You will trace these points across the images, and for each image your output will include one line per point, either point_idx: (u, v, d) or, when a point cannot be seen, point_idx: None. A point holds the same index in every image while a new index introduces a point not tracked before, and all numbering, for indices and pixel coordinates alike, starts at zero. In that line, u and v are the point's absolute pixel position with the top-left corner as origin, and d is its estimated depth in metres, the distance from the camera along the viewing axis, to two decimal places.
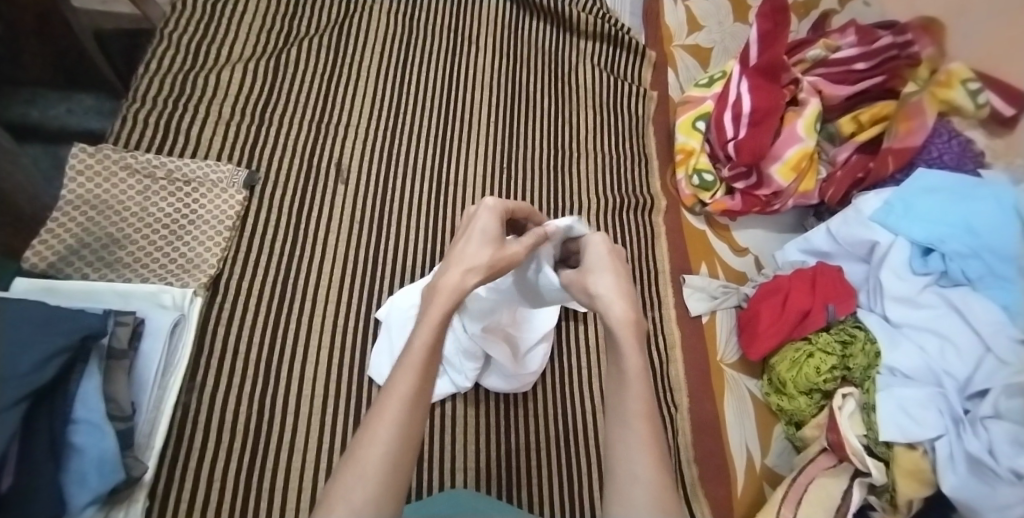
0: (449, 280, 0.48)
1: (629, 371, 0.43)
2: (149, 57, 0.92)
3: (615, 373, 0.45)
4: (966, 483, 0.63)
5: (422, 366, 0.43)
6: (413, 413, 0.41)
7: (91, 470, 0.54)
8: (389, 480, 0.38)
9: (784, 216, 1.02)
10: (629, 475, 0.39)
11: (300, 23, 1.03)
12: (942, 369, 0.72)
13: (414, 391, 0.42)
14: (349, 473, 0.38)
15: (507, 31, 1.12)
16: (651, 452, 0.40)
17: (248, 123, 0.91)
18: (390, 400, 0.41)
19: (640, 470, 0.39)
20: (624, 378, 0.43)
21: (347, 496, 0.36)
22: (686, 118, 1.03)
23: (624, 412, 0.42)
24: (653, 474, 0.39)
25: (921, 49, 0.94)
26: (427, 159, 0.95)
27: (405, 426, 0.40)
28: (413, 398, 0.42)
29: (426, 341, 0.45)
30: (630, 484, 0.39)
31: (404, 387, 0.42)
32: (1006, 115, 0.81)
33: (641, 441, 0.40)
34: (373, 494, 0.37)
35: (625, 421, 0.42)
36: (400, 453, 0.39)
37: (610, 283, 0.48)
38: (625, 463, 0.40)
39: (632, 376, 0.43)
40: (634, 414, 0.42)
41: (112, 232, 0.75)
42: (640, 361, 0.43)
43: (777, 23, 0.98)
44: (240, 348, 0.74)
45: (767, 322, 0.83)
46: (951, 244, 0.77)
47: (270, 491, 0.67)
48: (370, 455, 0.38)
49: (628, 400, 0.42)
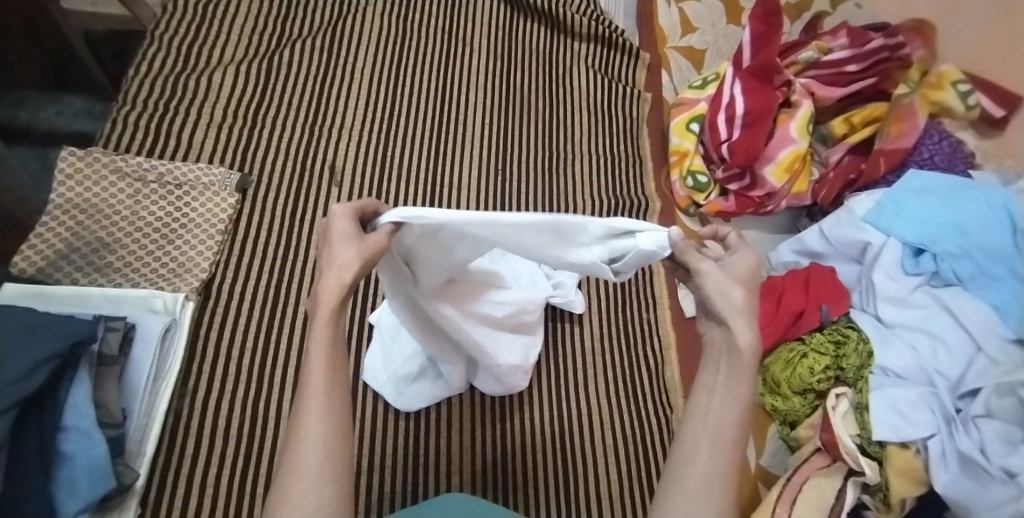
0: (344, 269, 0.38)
1: (740, 397, 0.40)
2: (140, 59, 0.91)
3: (717, 388, 0.41)
4: (958, 481, 0.63)
5: (330, 354, 0.37)
6: (332, 397, 0.37)
7: (82, 479, 0.53)
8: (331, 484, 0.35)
9: (777, 217, 1.02)
10: (705, 498, 0.38)
11: (292, 24, 1.02)
12: (934, 368, 0.72)
13: (329, 374, 0.37)
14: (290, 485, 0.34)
15: (501, 32, 1.12)
16: (728, 488, 0.38)
17: (240, 125, 0.90)
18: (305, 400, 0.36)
19: (719, 497, 0.38)
20: (726, 402, 0.40)
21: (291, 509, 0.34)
22: (680, 120, 1.03)
23: (719, 435, 0.39)
24: (729, 505, 0.38)
25: (912, 51, 0.97)
26: (421, 161, 0.94)
27: (330, 422, 0.36)
28: (328, 384, 0.37)
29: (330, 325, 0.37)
30: (703, 506, 0.37)
31: (316, 385, 0.36)
32: (997, 116, 0.84)
33: (725, 471, 0.38)
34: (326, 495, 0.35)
35: (712, 442, 0.39)
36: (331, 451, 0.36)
37: (749, 304, 0.41)
38: (701, 482, 0.38)
39: (734, 401, 0.40)
40: (724, 442, 0.39)
41: (101, 236, 0.74)
42: (750, 391, 0.40)
43: (770, 25, 0.99)
44: (233, 353, 0.74)
45: (762, 323, 0.83)
46: (943, 245, 0.77)
47: (264, 497, 0.66)
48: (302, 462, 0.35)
49: (725, 424, 0.40)
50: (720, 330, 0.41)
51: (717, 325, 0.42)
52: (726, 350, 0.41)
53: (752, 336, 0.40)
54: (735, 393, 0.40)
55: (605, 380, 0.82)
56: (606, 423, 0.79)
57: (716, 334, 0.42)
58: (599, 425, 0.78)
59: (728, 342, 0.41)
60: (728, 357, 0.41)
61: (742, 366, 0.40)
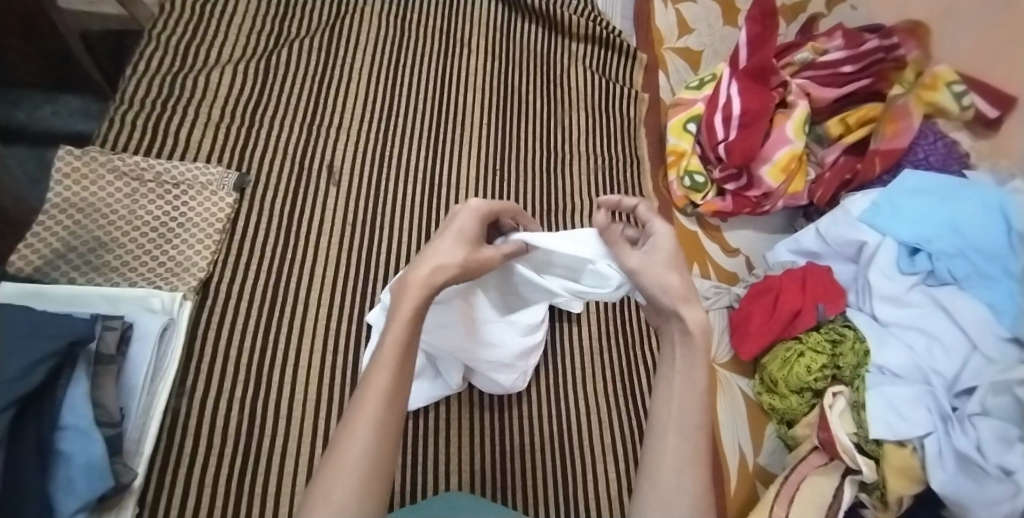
0: (418, 274, 0.47)
1: (699, 385, 0.44)
2: (138, 59, 0.91)
3: (676, 376, 0.45)
4: (955, 480, 0.64)
5: (399, 357, 0.43)
6: (390, 407, 0.41)
7: (79, 477, 0.53)
8: (369, 481, 0.38)
9: (774, 217, 1.03)
10: (675, 484, 0.40)
11: (290, 24, 1.03)
12: (930, 366, 0.73)
13: (389, 385, 0.42)
14: (325, 476, 0.38)
15: (499, 33, 1.12)
16: (699, 469, 0.41)
17: (238, 125, 0.90)
18: (369, 395, 0.41)
19: (687, 482, 0.40)
20: (687, 387, 0.44)
21: (328, 495, 0.37)
22: (677, 120, 1.04)
23: (683, 421, 0.43)
24: (699, 487, 0.40)
25: (906, 52, 0.97)
26: (419, 161, 0.95)
27: (383, 422, 0.40)
28: (388, 392, 0.42)
29: (400, 337, 0.44)
30: (675, 492, 0.40)
31: (379, 383, 0.42)
32: (991, 117, 0.83)
33: (692, 452, 0.41)
34: (354, 489, 0.37)
35: (678, 431, 0.42)
36: (380, 450, 0.40)
37: (686, 283, 0.47)
38: (670, 469, 0.41)
39: (693, 387, 0.44)
40: (690, 426, 0.42)
41: (98, 235, 0.74)
42: (706, 375, 0.44)
43: (766, 27, 1.00)
44: (230, 352, 0.74)
45: (758, 322, 0.84)
46: (938, 244, 0.78)
47: (262, 497, 0.66)
48: (349, 452, 0.39)
49: (689, 412, 0.43)
50: (672, 319, 0.46)
51: (668, 316, 0.47)
52: (682, 339, 0.46)
53: (699, 318, 0.45)
54: (693, 377, 0.44)
55: (603, 379, 0.82)
56: (605, 421, 0.79)
57: (670, 326, 0.47)
58: (597, 424, 0.78)
59: (681, 328, 0.46)
60: (683, 349, 0.45)
61: (696, 351, 0.45)
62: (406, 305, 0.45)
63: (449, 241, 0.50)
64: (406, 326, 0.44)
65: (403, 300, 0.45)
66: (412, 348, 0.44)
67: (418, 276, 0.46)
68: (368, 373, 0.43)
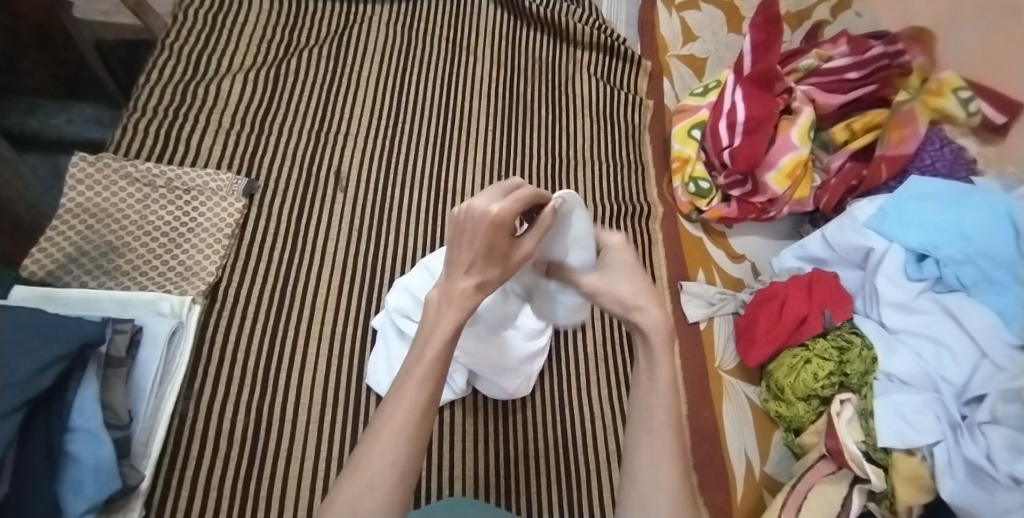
0: (462, 292, 0.42)
1: (661, 383, 0.42)
2: (151, 67, 0.93)
3: (641, 377, 0.43)
4: (965, 488, 0.63)
5: (432, 370, 0.40)
6: (422, 422, 0.38)
7: (88, 479, 0.54)
8: (397, 495, 0.36)
9: (779, 223, 1.03)
10: (650, 483, 0.39)
11: (299, 32, 1.04)
12: (938, 374, 0.72)
13: (423, 400, 0.39)
14: (353, 485, 0.35)
15: (504, 41, 1.13)
16: (672, 464, 0.39)
17: (247, 131, 0.92)
18: (400, 405, 0.38)
19: (663, 477, 0.39)
20: (651, 386, 0.42)
21: (355, 505, 0.34)
22: (682, 127, 1.04)
23: (651, 418, 0.41)
24: (675, 481, 0.38)
25: (911, 58, 0.97)
26: (424, 169, 0.95)
27: (414, 434, 0.38)
28: (421, 407, 0.39)
29: (438, 355, 0.40)
30: (651, 492, 0.38)
31: (412, 396, 0.39)
32: (998, 123, 0.82)
33: (664, 449, 0.39)
34: (382, 502, 0.35)
35: (648, 428, 0.41)
36: (409, 463, 0.37)
37: (640, 291, 0.46)
38: (642, 470, 0.39)
39: (656, 383, 0.42)
40: (658, 424, 0.41)
41: (110, 240, 0.75)
42: (670, 372, 0.42)
43: (771, 34, 1.00)
44: (238, 356, 0.74)
45: (764, 328, 0.84)
46: (946, 250, 0.77)
47: (267, 499, 0.66)
48: (379, 462, 0.36)
49: (655, 410, 0.41)
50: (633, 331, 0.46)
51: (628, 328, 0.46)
52: (643, 346, 0.44)
53: (652, 321, 0.44)
54: (654, 376, 0.42)
55: (607, 385, 0.82)
56: (609, 428, 0.78)
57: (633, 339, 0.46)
58: (601, 428, 0.78)
59: (642, 338, 0.45)
60: (644, 353, 0.44)
61: (657, 350, 0.43)
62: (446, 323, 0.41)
63: (493, 253, 0.43)
64: (443, 344, 0.41)
65: (443, 318, 0.42)
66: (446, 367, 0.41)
67: (459, 292, 0.42)
68: (400, 382, 0.40)
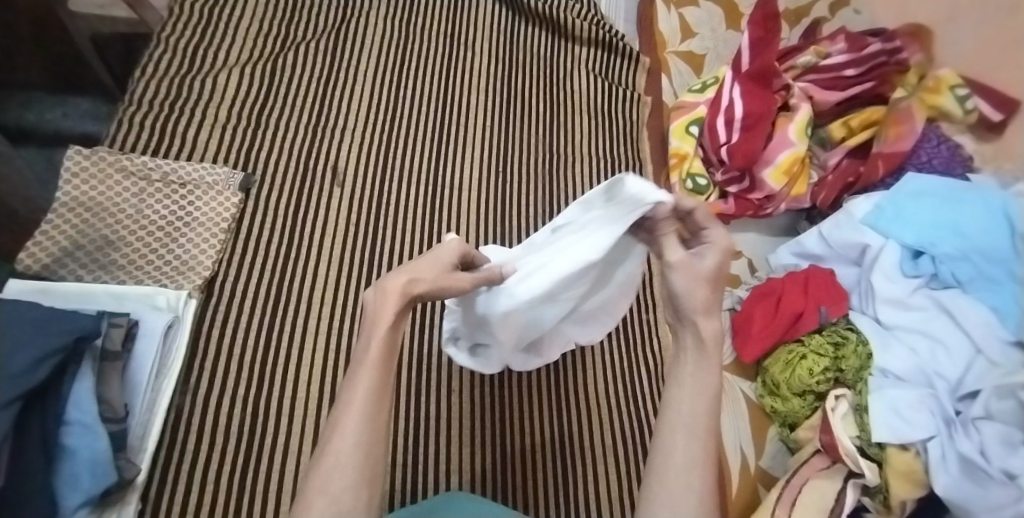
0: (398, 282, 0.46)
1: (706, 389, 0.45)
2: (146, 60, 0.92)
3: (687, 378, 0.46)
4: (959, 483, 0.63)
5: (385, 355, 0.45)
6: (377, 407, 0.43)
7: (84, 472, 0.54)
8: (357, 483, 0.41)
9: (776, 220, 1.02)
10: (684, 484, 0.42)
11: (296, 27, 1.04)
12: (933, 370, 0.72)
13: (376, 386, 0.44)
14: (320, 474, 0.40)
15: (504, 36, 1.13)
16: (706, 471, 0.43)
17: (244, 126, 0.91)
18: (353, 398, 0.43)
19: (695, 482, 0.42)
20: (695, 389, 0.45)
21: (326, 489, 0.40)
22: (680, 123, 1.04)
23: (694, 422, 0.44)
24: (706, 489, 0.42)
25: (910, 55, 0.98)
26: (422, 160, 0.95)
27: (370, 421, 0.42)
28: (375, 392, 0.43)
29: (383, 337, 0.45)
30: (683, 493, 0.42)
31: (366, 383, 0.43)
32: (993, 121, 0.82)
33: (701, 455, 0.43)
34: (347, 493, 0.40)
35: (688, 432, 0.44)
36: (368, 450, 0.42)
37: (711, 300, 0.47)
38: (679, 471, 0.42)
39: (700, 390, 0.45)
40: (689, 426, 0.44)
41: (106, 233, 0.75)
42: (717, 378, 0.46)
43: (769, 30, 1.00)
44: (234, 351, 0.74)
45: (760, 326, 0.84)
46: (942, 247, 0.78)
47: (264, 495, 0.66)
48: (342, 446, 0.41)
49: (697, 414, 0.44)
50: (689, 328, 0.48)
51: (684, 321, 0.48)
52: (693, 345, 0.47)
53: (712, 327, 0.47)
54: (701, 379, 0.46)
55: (604, 381, 0.82)
56: (605, 422, 0.79)
57: (683, 330, 0.49)
58: (599, 424, 0.78)
59: (694, 333, 0.47)
60: (694, 350, 0.47)
61: (707, 351, 0.46)
62: (386, 316, 0.45)
63: (427, 262, 0.50)
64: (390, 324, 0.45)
65: (386, 304, 0.46)
66: (394, 348, 0.46)
67: (395, 286, 0.46)
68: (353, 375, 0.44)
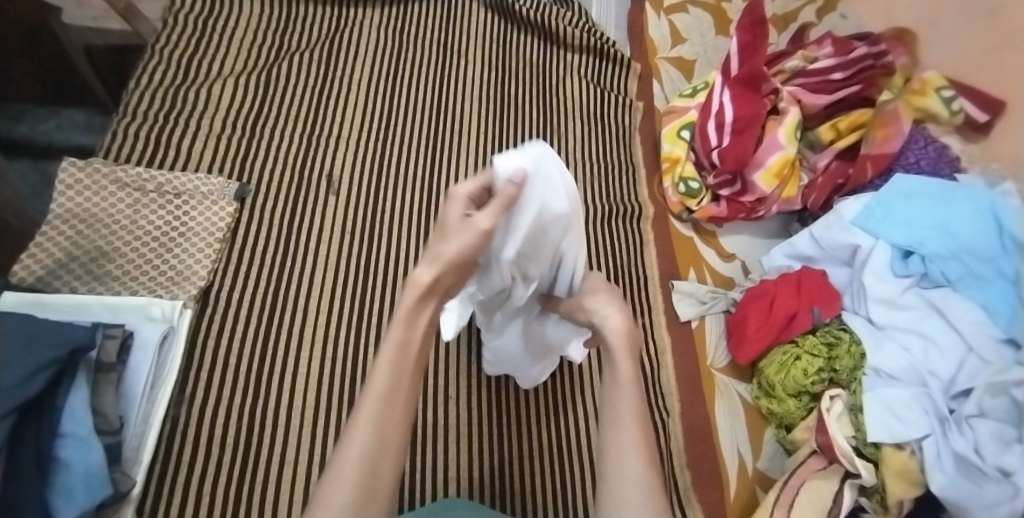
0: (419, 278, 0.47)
1: (621, 380, 0.52)
2: (141, 72, 0.93)
3: (607, 380, 0.53)
4: (955, 482, 0.63)
5: (396, 359, 0.46)
6: (387, 412, 0.45)
7: (79, 485, 0.53)
8: (365, 487, 0.42)
9: (768, 222, 1.03)
10: (621, 474, 0.47)
11: (290, 38, 1.05)
12: (926, 369, 0.73)
13: (386, 389, 0.45)
14: (332, 480, 0.42)
15: (495, 44, 1.14)
16: (642, 454, 0.48)
17: (238, 136, 0.92)
18: (366, 402, 0.45)
19: (632, 468, 0.47)
20: (616, 386, 0.52)
21: (329, 501, 0.41)
22: (671, 128, 1.05)
23: (619, 415, 0.50)
24: (643, 472, 0.46)
25: (895, 59, 1.00)
26: (416, 168, 0.96)
27: (381, 426, 0.44)
28: (386, 396, 0.45)
29: (396, 341, 0.46)
30: (622, 483, 0.46)
31: (378, 387, 0.45)
32: (980, 121, 0.84)
33: (632, 442, 0.48)
34: (353, 498, 0.41)
35: (617, 426, 0.50)
36: (377, 455, 0.43)
37: (611, 307, 0.57)
38: (618, 464, 0.47)
39: (620, 386, 0.51)
40: (630, 446, 0.48)
41: (100, 245, 0.75)
42: (628, 370, 0.52)
43: (757, 36, 1.02)
44: (230, 361, 0.74)
45: (754, 327, 0.84)
46: (931, 246, 0.78)
47: (260, 505, 0.66)
48: (353, 450, 0.43)
49: (619, 406, 0.51)
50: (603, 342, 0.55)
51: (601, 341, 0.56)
52: (608, 354, 0.54)
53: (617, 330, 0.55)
54: (616, 375, 0.52)
55: (601, 385, 0.83)
56: (601, 426, 0.79)
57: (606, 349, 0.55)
58: (595, 428, 0.79)
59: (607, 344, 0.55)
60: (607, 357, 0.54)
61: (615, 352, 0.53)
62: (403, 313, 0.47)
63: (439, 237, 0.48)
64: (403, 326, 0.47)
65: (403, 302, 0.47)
66: (410, 352, 0.47)
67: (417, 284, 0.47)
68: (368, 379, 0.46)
